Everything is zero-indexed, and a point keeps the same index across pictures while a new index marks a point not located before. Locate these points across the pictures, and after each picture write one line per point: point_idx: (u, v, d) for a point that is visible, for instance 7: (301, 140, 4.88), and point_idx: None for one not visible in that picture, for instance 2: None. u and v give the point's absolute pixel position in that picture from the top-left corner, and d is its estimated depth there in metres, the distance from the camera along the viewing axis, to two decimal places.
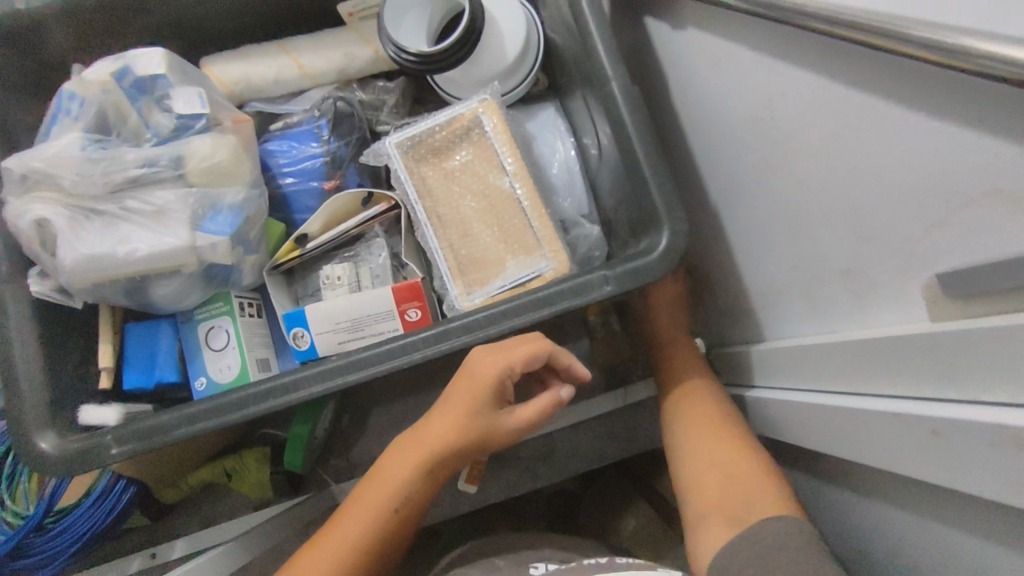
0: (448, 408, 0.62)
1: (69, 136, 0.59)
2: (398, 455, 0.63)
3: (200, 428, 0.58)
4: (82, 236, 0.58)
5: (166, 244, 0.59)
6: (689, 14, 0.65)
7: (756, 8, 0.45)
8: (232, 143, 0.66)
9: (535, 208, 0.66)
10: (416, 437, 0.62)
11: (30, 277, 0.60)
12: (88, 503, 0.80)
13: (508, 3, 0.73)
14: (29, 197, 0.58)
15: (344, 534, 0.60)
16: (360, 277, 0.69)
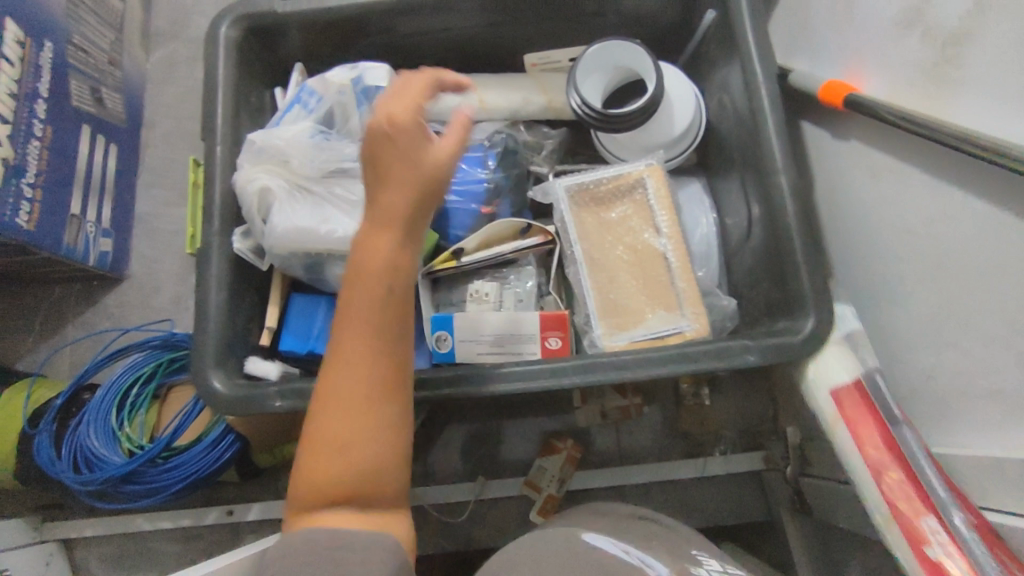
0: (389, 242, 0.50)
1: (303, 125, 0.70)
2: (354, 300, 0.49)
3: None
4: (287, 209, 0.66)
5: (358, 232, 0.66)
6: (856, 126, 0.70)
7: (944, 136, 0.52)
8: None
9: (683, 269, 0.71)
10: (378, 262, 0.49)
11: (235, 235, 0.69)
12: (200, 447, 0.87)
13: (683, 83, 0.80)
14: (259, 168, 0.67)
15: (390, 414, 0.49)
16: (504, 299, 0.74)
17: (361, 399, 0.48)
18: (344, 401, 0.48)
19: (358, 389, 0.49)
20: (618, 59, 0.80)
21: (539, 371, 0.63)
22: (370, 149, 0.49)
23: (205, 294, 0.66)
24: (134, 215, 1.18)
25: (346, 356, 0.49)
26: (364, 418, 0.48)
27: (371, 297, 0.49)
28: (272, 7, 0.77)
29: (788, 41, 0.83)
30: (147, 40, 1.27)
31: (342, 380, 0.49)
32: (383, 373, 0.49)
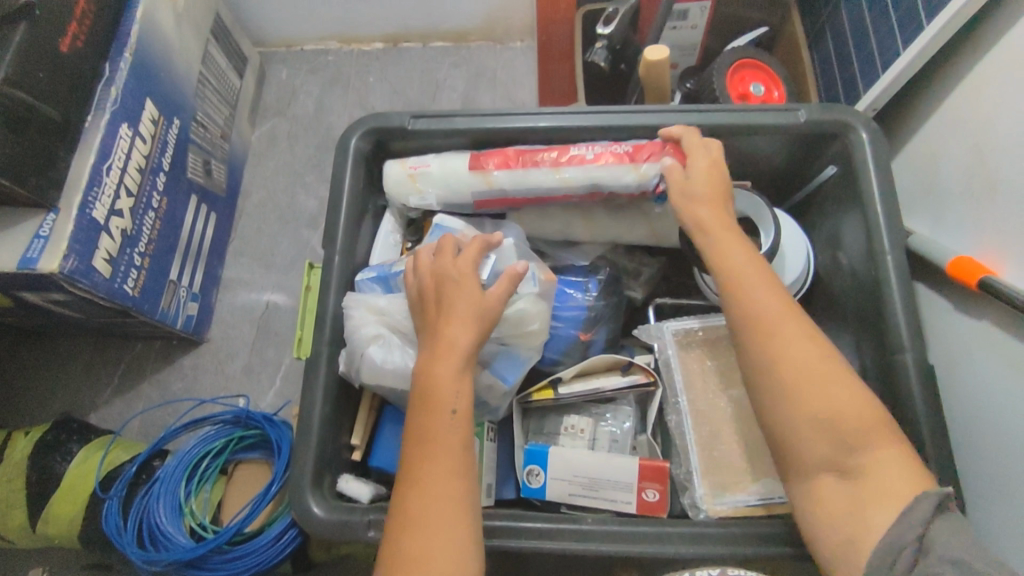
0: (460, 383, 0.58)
1: None
2: (434, 430, 0.56)
3: None
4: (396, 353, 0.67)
5: None
6: (986, 306, 0.68)
7: None
8: (540, 308, 0.72)
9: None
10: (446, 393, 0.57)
11: (339, 358, 0.69)
12: (265, 538, 0.85)
13: (795, 234, 0.80)
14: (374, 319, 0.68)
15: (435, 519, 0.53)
16: (598, 437, 0.73)
17: (447, 529, 0.52)
18: (431, 476, 0.54)
19: (451, 479, 0.54)
20: (733, 206, 0.81)
21: (644, 534, 0.61)
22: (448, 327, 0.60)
23: (310, 409, 0.66)
24: (221, 280, 1.21)
25: (431, 481, 0.54)
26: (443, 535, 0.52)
27: (453, 429, 0.56)
28: (403, 124, 0.80)
29: (905, 199, 0.83)
30: (255, 114, 1.34)
31: (440, 481, 0.54)
32: (452, 485, 0.54)
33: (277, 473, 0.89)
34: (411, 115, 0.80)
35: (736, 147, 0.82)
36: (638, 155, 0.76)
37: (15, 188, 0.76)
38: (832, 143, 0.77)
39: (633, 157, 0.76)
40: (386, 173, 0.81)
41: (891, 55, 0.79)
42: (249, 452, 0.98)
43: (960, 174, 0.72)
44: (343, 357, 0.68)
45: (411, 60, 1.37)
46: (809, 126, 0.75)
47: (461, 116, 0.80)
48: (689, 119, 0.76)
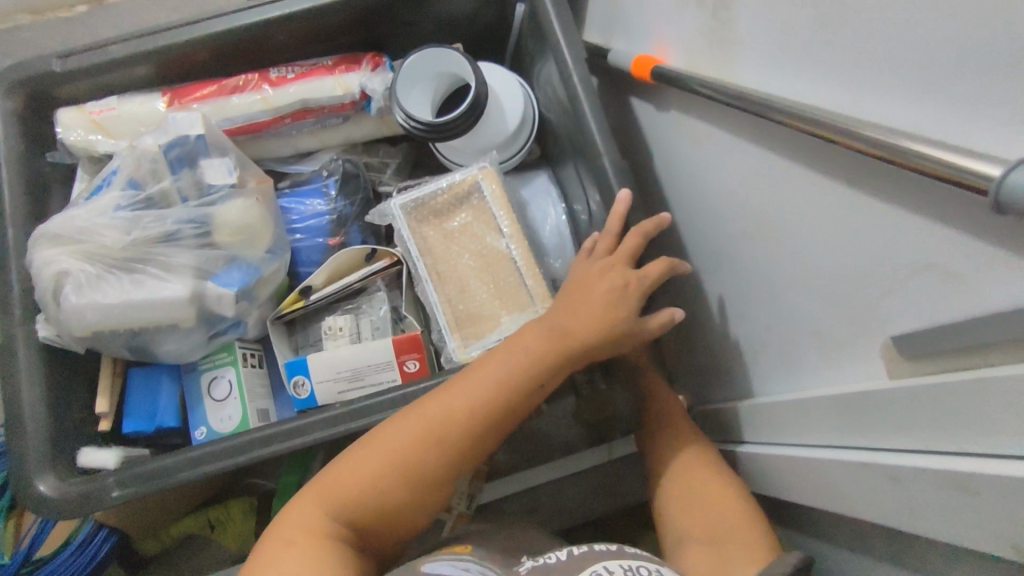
0: (504, 366, 0.55)
1: (109, 197, 0.64)
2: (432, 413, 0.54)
3: (202, 472, 0.58)
4: (104, 287, 0.61)
5: (176, 300, 0.62)
6: (671, 97, 0.71)
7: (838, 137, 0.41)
8: (258, 207, 0.69)
9: (529, 267, 0.70)
10: (470, 397, 0.54)
11: (37, 322, 0.61)
12: (66, 552, 0.78)
13: (508, 82, 0.80)
14: (61, 251, 0.61)
15: (363, 475, 0.52)
16: (360, 329, 0.72)
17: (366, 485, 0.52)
18: (390, 449, 0.53)
19: (391, 459, 0.52)
20: (439, 66, 0.79)
21: (395, 397, 0.61)
22: (563, 330, 0.56)
23: (18, 393, 0.60)
24: None
25: (391, 450, 0.53)
26: (359, 487, 0.52)
27: (452, 411, 0.54)
28: (53, 68, 0.71)
29: (604, 24, 0.85)
30: None
31: (370, 477, 0.52)
32: (406, 446, 0.53)
33: None
34: (56, 55, 0.71)
35: (430, 8, 0.79)
36: (337, 67, 0.78)
37: None
38: None
39: (334, 71, 0.78)
40: (63, 123, 0.71)
41: None
42: None
43: None
44: (42, 320, 0.61)
45: (121, 15, 1.22)
46: None
47: (116, 42, 0.72)
48: None
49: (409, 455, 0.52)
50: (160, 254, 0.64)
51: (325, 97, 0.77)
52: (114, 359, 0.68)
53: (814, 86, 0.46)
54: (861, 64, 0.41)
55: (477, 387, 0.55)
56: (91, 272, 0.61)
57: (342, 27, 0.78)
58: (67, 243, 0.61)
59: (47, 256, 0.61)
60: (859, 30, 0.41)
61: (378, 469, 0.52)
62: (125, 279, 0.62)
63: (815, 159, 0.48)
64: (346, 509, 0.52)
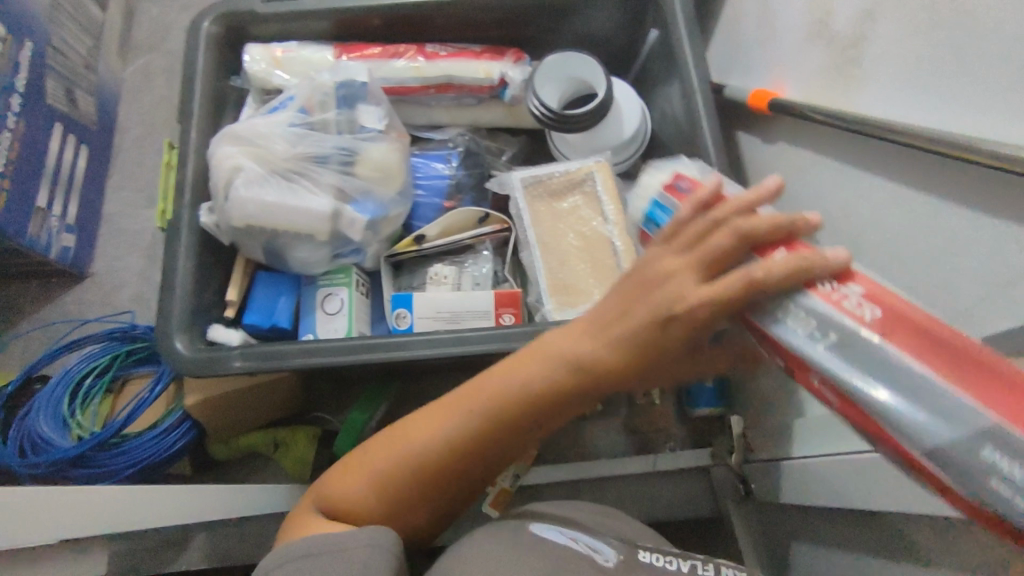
0: (631, 317, 0.38)
1: (281, 117, 0.74)
2: (511, 389, 0.42)
3: (313, 361, 0.65)
4: (263, 188, 0.70)
5: (317, 213, 0.70)
6: (780, 128, 0.78)
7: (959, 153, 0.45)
8: (398, 153, 0.77)
9: (628, 253, 0.76)
10: (563, 358, 0.41)
11: (202, 209, 0.71)
12: (153, 432, 0.86)
13: (630, 95, 0.88)
14: (234, 151, 0.70)
15: (419, 452, 0.45)
16: (462, 281, 0.79)
17: (421, 464, 0.45)
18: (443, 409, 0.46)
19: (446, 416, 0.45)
20: (572, 70, 0.87)
21: (492, 334, 0.66)
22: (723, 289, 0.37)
23: (173, 264, 0.68)
24: (102, 214, 1.19)
25: (454, 415, 0.44)
26: (409, 463, 0.46)
27: (540, 368, 0.42)
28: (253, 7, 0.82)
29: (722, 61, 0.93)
30: (126, 51, 1.31)
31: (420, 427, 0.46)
32: (458, 407, 0.45)
33: (164, 371, 0.90)
34: (261, 0, 0.82)
35: (574, 19, 0.89)
36: (485, 54, 0.87)
37: None
38: (652, 7, 0.86)
39: (482, 56, 0.87)
40: (250, 53, 0.82)
41: None
42: (139, 365, 0.98)
43: (755, 23, 0.82)
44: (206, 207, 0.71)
45: None
46: None
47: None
48: None
49: (464, 418, 0.44)
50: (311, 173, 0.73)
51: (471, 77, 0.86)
52: (249, 261, 0.77)
53: (935, 113, 0.52)
54: (986, 100, 0.47)
55: (592, 356, 0.40)
56: (255, 173, 0.70)
57: (495, 22, 0.88)
58: (241, 146, 0.71)
59: (224, 153, 0.70)
60: (987, 64, 0.46)
61: (428, 450, 0.45)
62: (281, 187, 0.71)
63: (923, 180, 0.53)
64: (391, 480, 0.46)
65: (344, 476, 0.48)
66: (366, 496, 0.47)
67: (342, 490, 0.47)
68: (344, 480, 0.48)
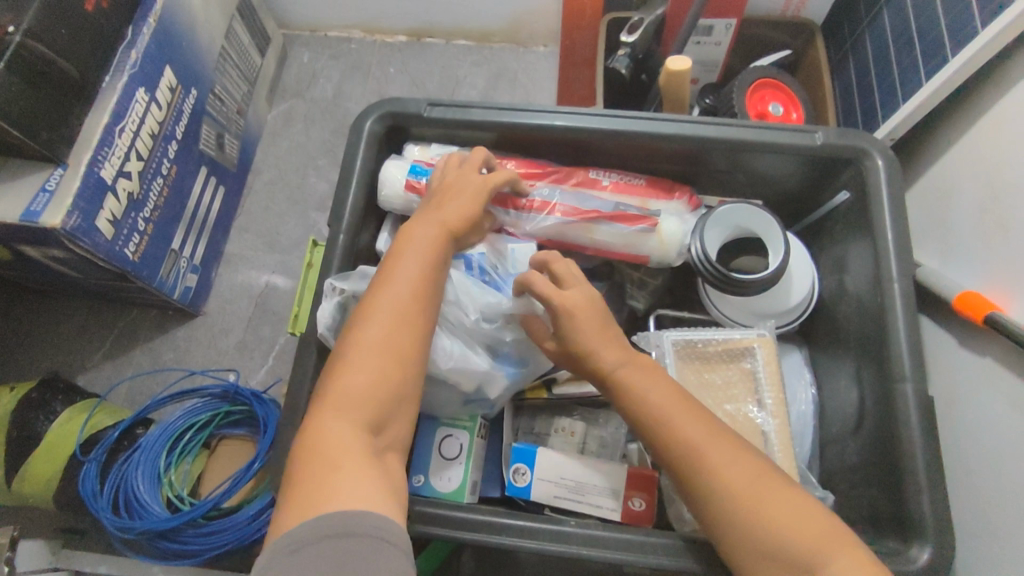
0: (439, 244, 0.61)
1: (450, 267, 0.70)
2: (385, 294, 0.56)
3: (431, 528, 0.62)
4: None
5: (473, 365, 0.67)
6: (987, 342, 0.67)
7: None
8: None
9: (784, 453, 0.68)
10: (406, 287, 0.57)
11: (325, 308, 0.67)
12: (241, 516, 0.84)
13: (801, 257, 0.80)
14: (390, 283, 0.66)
15: (365, 395, 0.52)
16: (588, 442, 0.72)
17: (367, 402, 0.52)
18: (353, 396, 0.52)
19: (348, 399, 0.51)
20: (743, 220, 0.80)
21: (626, 541, 0.60)
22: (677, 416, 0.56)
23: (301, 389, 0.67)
24: (223, 254, 1.20)
25: (374, 342, 0.54)
26: (367, 399, 0.52)
27: (413, 277, 0.58)
28: (421, 112, 0.80)
29: (913, 231, 0.82)
30: (272, 94, 1.34)
31: (349, 418, 0.51)
32: (361, 390, 0.52)
33: (260, 450, 0.87)
34: (428, 102, 0.80)
35: (751, 164, 0.81)
36: (649, 190, 0.83)
37: (24, 139, 0.77)
38: (846, 169, 0.77)
39: (645, 192, 0.83)
40: (406, 157, 0.82)
41: (912, 87, 0.79)
42: (234, 427, 0.97)
43: (972, 208, 0.72)
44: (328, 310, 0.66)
45: (434, 55, 1.37)
46: (824, 149, 0.75)
47: (479, 108, 0.80)
48: (706, 131, 0.77)
49: (356, 394, 0.52)
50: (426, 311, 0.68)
51: (642, 249, 0.80)
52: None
53: None
54: None
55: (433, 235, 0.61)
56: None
57: (666, 157, 0.82)
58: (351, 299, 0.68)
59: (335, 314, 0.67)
60: None
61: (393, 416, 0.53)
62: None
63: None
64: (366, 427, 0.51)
65: (321, 422, 0.51)
66: (348, 429, 0.50)
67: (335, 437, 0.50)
68: (331, 420, 0.51)
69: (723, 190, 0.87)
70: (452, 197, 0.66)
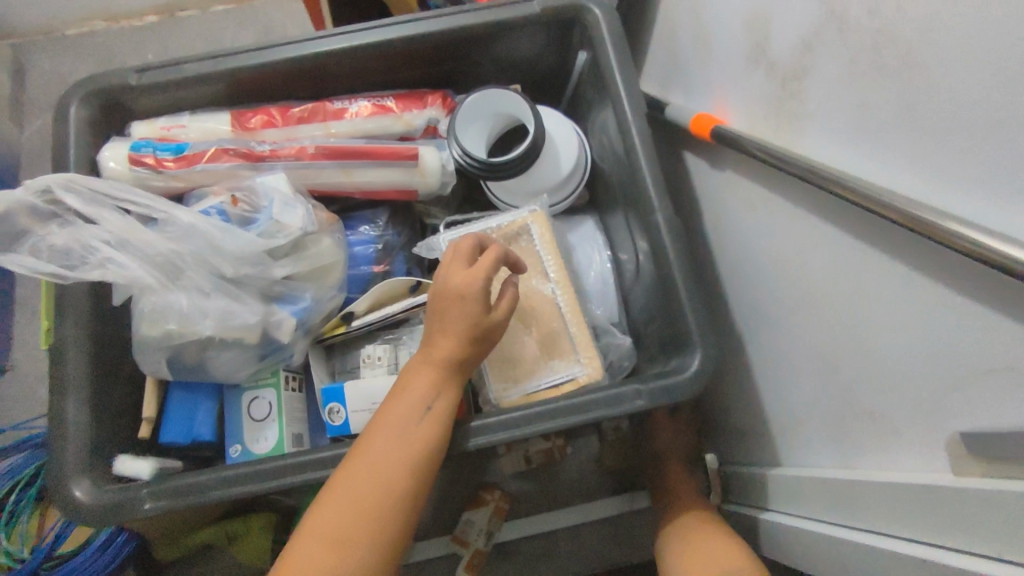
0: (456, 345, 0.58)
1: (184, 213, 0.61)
2: (374, 431, 0.56)
3: (233, 491, 0.59)
4: (136, 313, 0.60)
5: (243, 318, 0.63)
6: (726, 156, 0.71)
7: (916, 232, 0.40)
8: (327, 244, 0.69)
9: (575, 314, 0.70)
10: (396, 417, 0.56)
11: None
12: (88, 551, 0.79)
13: (564, 126, 0.82)
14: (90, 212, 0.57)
15: (377, 533, 0.52)
16: (398, 360, 0.72)
17: (338, 544, 0.51)
18: (321, 533, 0.52)
19: (312, 539, 0.52)
20: (498, 106, 0.79)
21: None
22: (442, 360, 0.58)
23: (62, 401, 0.60)
24: (11, 301, 1.09)
25: (336, 493, 0.53)
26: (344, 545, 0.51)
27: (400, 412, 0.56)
28: (130, 79, 0.72)
29: (663, 77, 0.85)
30: (21, 113, 1.20)
31: (307, 553, 0.51)
32: (342, 525, 0.52)
33: None
34: (135, 69, 0.72)
35: (492, 48, 0.81)
36: (401, 104, 0.80)
37: None
38: (576, 30, 0.78)
39: (398, 108, 0.80)
40: (133, 134, 0.74)
41: None
42: None
43: (691, 38, 0.75)
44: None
45: (190, 28, 1.26)
46: (548, 14, 0.75)
47: (192, 61, 0.73)
48: (430, 27, 0.75)
49: (323, 529, 0.52)
50: (127, 242, 0.58)
51: (406, 184, 0.78)
52: (156, 380, 0.68)
53: (889, 171, 0.46)
54: (945, 159, 0.41)
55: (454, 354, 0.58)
56: (44, 241, 0.56)
57: (406, 63, 0.80)
58: (40, 206, 0.57)
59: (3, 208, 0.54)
60: (937, 121, 0.41)
61: (393, 540, 0.53)
62: (87, 265, 0.57)
63: (893, 247, 0.47)
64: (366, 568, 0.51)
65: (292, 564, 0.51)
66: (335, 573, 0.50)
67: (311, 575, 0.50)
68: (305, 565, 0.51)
69: (482, 84, 0.87)
70: (449, 282, 0.59)
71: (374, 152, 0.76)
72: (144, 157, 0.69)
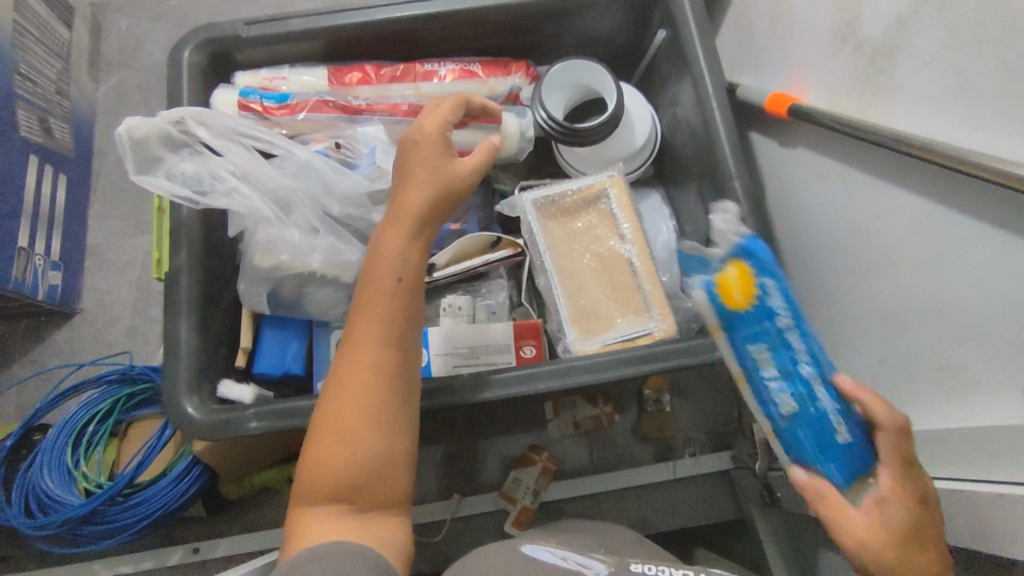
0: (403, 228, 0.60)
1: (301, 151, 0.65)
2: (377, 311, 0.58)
3: None
4: (252, 243, 0.64)
5: (346, 256, 0.67)
6: (799, 133, 0.74)
7: (1013, 183, 0.44)
8: None
9: (648, 274, 0.74)
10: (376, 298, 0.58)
11: (125, 143, 0.58)
12: (165, 481, 0.83)
13: (639, 101, 0.85)
14: (221, 146, 0.62)
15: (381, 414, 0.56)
16: (477, 312, 0.76)
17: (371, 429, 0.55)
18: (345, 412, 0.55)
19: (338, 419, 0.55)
20: (578, 76, 0.83)
21: (512, 379, 0.65)
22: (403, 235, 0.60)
23: (175, 322, 0.65)
24: (85, 247, 1.13)
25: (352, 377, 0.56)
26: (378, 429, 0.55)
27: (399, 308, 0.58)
28: (238, 32, 0.76)
29: (732, 59, 0.88)
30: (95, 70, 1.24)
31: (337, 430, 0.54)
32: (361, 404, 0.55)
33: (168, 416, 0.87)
34: (243, 22, 0.76)
35: (575, 23, 0.84)
36: (486, 71, 0.84)
37: None
38: (658, 8, 0.81)
39: (483, 74, 0.84)
40: (237, 84, 0.78)
41: None
42: (140, 408, 0.96)
43: (768, 21, 0.78)
44: (132, 152, 0.58)
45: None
46: None
47: (297, 17, 0.77)
48: None
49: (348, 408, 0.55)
50: (249, 174, 0.63)
51: None
52: (252, 312, 0.71)
53: (981, 134, 0.49)
54: None
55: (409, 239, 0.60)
56: (181, 169, 0.60)
57: (493, 31, 0.83)
58: (173, 134, 0.61)
59: (145, 133, 0.59)
60: None
61: (405, 427, 0.57)
62: (216, 192, 0.61)
63: (994, 212, 0.49)
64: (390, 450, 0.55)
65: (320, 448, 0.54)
66: (368, 455, 0.54)
67: (344, 458, 0.53)
68: (335, 447, 0.54)
69: (559, 57, 0.90)
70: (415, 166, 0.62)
71: (463, 116, 0.80)
72: (253, 103, 0.73)
